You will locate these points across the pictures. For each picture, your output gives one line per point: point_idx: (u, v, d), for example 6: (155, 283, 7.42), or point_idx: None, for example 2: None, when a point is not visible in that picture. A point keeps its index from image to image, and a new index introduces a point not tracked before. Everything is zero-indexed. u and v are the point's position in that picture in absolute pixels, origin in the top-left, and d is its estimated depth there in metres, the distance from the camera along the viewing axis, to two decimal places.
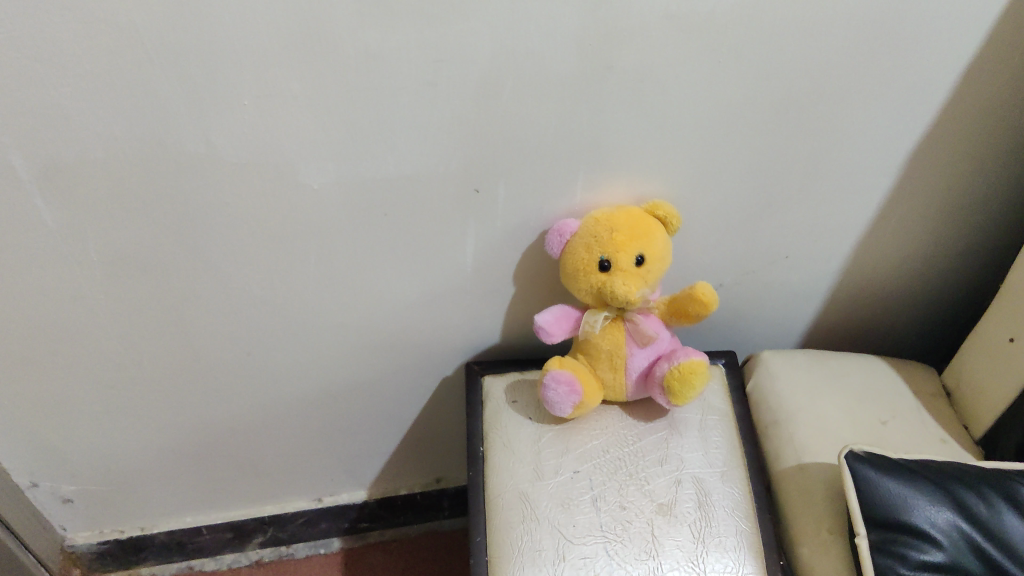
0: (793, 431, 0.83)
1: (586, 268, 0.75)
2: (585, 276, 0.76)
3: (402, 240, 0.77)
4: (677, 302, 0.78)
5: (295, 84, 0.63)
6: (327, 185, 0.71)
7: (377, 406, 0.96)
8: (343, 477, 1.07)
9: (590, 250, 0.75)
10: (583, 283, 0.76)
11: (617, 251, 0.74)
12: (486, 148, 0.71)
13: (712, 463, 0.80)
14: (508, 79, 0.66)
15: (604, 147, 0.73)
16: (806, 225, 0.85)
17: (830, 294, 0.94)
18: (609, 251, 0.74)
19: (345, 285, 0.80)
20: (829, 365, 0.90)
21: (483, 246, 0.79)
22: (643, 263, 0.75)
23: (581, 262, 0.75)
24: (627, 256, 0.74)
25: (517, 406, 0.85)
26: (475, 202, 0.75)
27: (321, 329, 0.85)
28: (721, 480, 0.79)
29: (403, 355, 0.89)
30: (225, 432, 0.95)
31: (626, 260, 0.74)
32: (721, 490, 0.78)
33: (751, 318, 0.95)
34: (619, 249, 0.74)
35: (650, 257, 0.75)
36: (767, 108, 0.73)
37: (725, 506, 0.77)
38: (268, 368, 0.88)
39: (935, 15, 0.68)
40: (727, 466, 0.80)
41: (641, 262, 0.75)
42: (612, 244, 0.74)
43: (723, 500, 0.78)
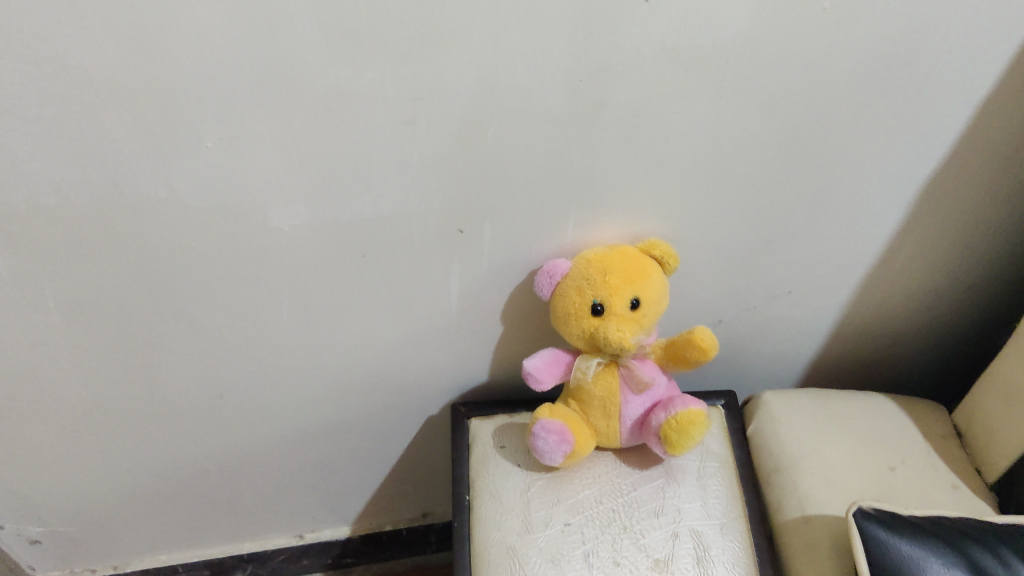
0: (797, 479, 0.78)
1: (577, 311, 0.71)
2: (576, 321, 0.71)
3: (382, 282, 0.72)
4: (675, 347, 0.73)
5: (262, 126, 0.58)
6: (300, 228, 0.66)
7: (359, 444, 0.91)
8: (325, 514, 1.02)
9: (582, 293, 0.70)
10: (574, 328, 0.72)
11: (611, 294, 0.69)
12: (470, 188, 0.66)
13: (711, 515, 0.76)
14: (494, 117, 0.61)
15: (597, 185, 0.68)
16: (810, 260, 0.81)
17: (835, 329, 0.89)
18: (603, 295, 0.70)
19: (323, 327, 0.76)
20: (834, 406, 0.85)
21: (468, 286, 0.75)
22: (638, 307, 0.71)
23: (573, 305, 0.71)
24: (622, 299, 0.70)
25: (505, 451, 0.80)
26: (460, 242, 0.70)
27: (299, 371, 0.80)
28: (721, 533, 0.74)
29: (385, 395, 0.85)
30: (199, 473, 0.90)
31: (620, 304, 0.70)
32: (721, 545, 0.74)
33: (752, 353, 0.90)
34: (613, 292, 0.70)
35: (646, 300, 0.71)
36: (771, 144, 0.68)
37: (725, 562, 0.73)
38: (243, 411, 0.83)
39: (952, 47, 0.63)
40: (727, 518, 0.76)
41: (637, 306, 0.71)
42: (606, 287, 0.70)
43: (723, 555, 0.73)
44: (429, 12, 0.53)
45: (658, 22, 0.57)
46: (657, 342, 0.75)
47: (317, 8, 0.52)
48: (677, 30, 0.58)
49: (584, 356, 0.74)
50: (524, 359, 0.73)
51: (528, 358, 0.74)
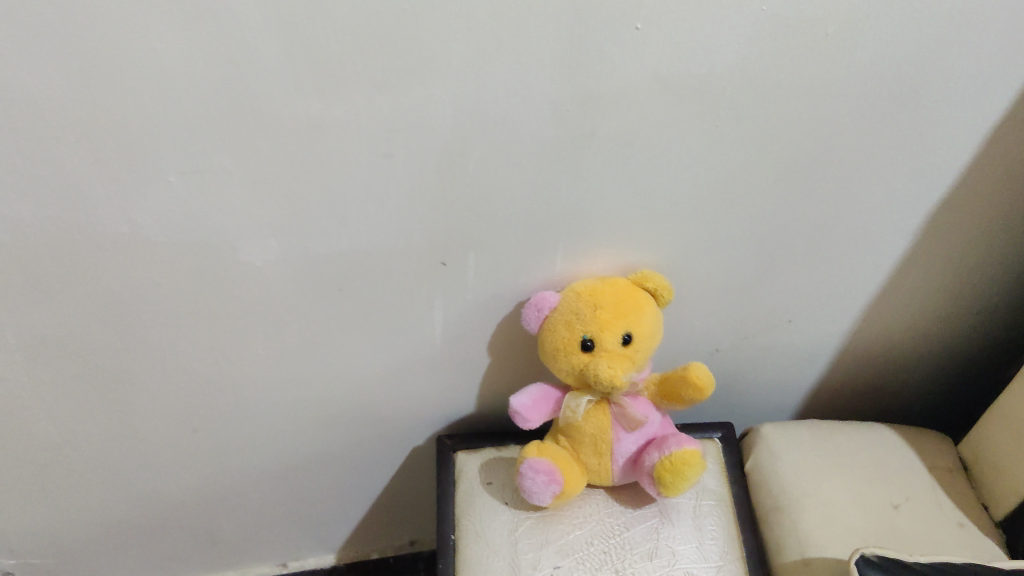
0: (798, 519, 0.75)
1: (566, 347, 0.67)
2: (565, 357, 0.68)
3: (361, 315, 0.69)
4: (669, 383, 0.70)
5: (228, 160, 0.55)
6: (272, 262, 0.62)
7: (342, 475, 0.88)
8: (309, 543, 0.99)
9: (571, 328, 0.67)
10: (563, 364, 0.68)
11: (602, 330, 0.66)
12: (453, 221, 0.63)
13: (708, 557, 0.72)
14: (476, 148, 0.58)
15: (586, 216, 0.65)
16: (810, 288, 0.77)
17: (836, 357, 0.86)
18: (593, 330, 0.66)
19: (301, 361, 0.72)
20: (835, 440, 0.82)
21: (453, 319, 0.71)
22: (630, 343, 0.67)
23: (562, 341, 0.67)
24: (613, 335, 0.66)
25: (493, 488, 0.77)
26: (442, 275, 0.67)
27: (276, 405, 0.76)
28: None
29: (368, 426, 0.81)
30: (176, 507, 0.87)
31: (611, 340, 0.66)
32: None
33: (750, 381, 0.87)
34: (604, 327, 0.66)
35: (639, 335, 0.67)
36: (770, 173, 0.65)
37: None
38: (219, 445, 0.80)
39: (961, 74, 0.60)
40: (724, 561, 0.72)
41: (629, 341, 0.67)
42: (596, 322, 0.66)
43: None
44: (403, 40, 0.50)
45: (649, 49, 0.54)
46: (650, 377, 0.72)
47: (283, 36, 0.49)
48: (670, 57, 0.54)
49: (573, 393, 0.70)
50: (510, 396, 0.70)
51: (515, 394, 0.71)
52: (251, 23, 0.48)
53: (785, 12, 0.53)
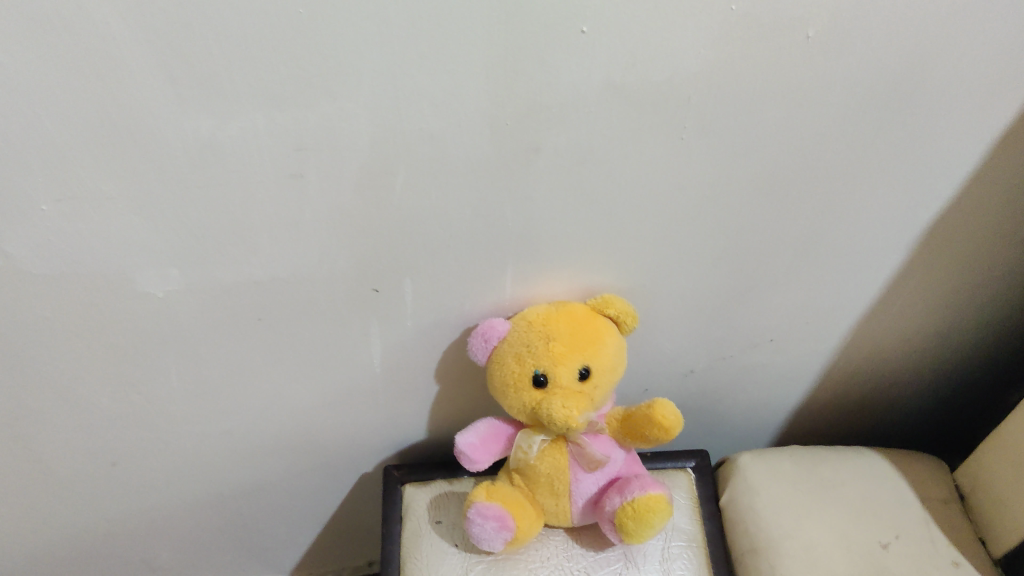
0: (776, 563, 0.68)
1: (517, 382, 0.60)
2: (516, 393, 0.60)
3: (288, 344, 0.61)
4: (633, 420, 0.62)
5: (110, 185, 0.47)
6: (176, 292, 0.55)
7: (286, 502, 0.81)
8: (259, 567, 0.92)
9: (523, 362, 0.59)
10: (513, 401, 0.61)
11: (556, 364, 0.59)
12: (383, 245, 0.55)
13: None
14: (402, 167, 0.50)
15: (536, 238, 0.57)
16: (793, 306, 0.70)
17: (822, 375, 0.79)
18: (546, 365, 0.59)
19: (225, 393, 0.65)
20: (820, 470, 0.75)
21: (392, 347, 0.64)
22: (589, 377, 0.60)
23: (512, 376, 0.60)
24: (568, 370, 0.59)
25: (441, 528, 0.70)
26: (377, 302, 0.59)
27: (203, 437, 0.69)
28: None
29: (309, 454, 0.74)
30: (105, 541, 0.79)
31: (567, 375, 0.59)
32: None
33: (727, 399, 0.80)
34: (558, 361, 0.59)
35: (598, 369, 0.60)
36: (745, 188, 0.57)
37: None
38: (143, 479, 0.73)
39: (963, 79, 0.52)
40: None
41: (587, 376, 0.60)
42: (550, 355, 0.59)
43: None
44: (303, 48, 0.42)
45: (599, 55, 0.46)
46: (613, 411, 0.64)
47: (156, 45, 0.41)
48: (624, 64, 0.47)
49: (527, 430, 0.63)
50: (455, 434, 0.63)
51: (461, 432, 0.63)
52: (116, 31, 0.40)
53: (756, 12, 0.45)
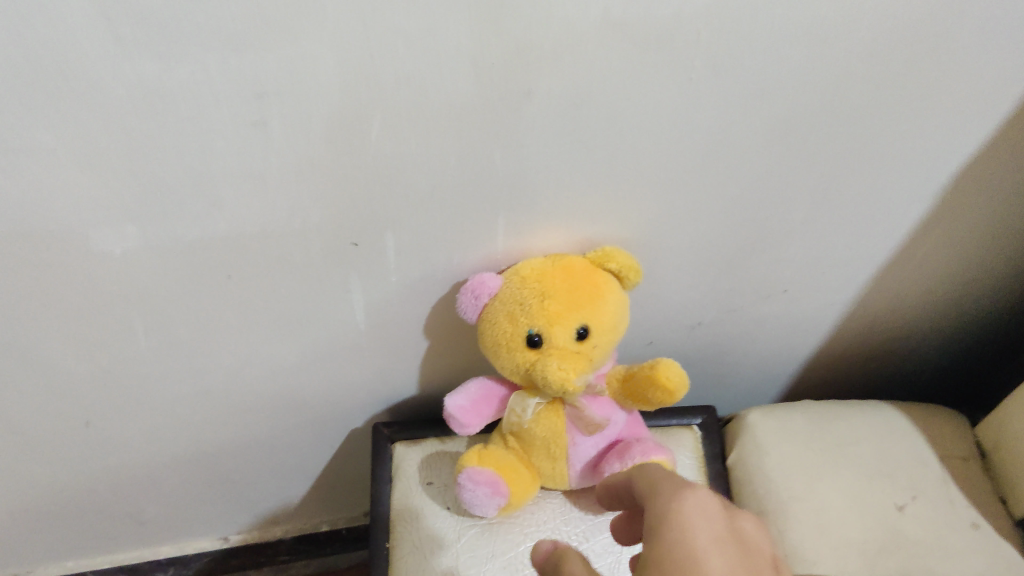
0: (785, 528, 0.65)
1: (509, 342, 0.55)
2: (509, 354, 0.56)
3: (262, 301, 0.57)
4: (634, 381, 0.58)
5: (49, 137, 0.42)
6: (136, 249, 0.50)
7: (274, 456, 0.77)
8: (250, 518, 0.90)
9: (515, 322, 0.55)
10: (506, 361, 0.57)
11: (551, 324, 0.54)
12: (360, 197, 0.50)
13: None
14: (376, 114, 0.45)
15: (529, 188, 0.52)
16: (808, 255, 0.65)
17: (836, 325, 0.74)
18: (540, 324, 0.54)
19: (200, 350, 0.61)
20: (833, 427, 0.71)
21: (375, 303, 0.59)
22: (586, 337, 0.55)
23: (504, 336, 0.56)
24: (564, 330, 0.54)
25: (432, 490, 0.66)
26: (357, 259, 0.55)
27: (180, 394, 0.66)
28: None
29: (294, 410, 0.71)
30: (87, 496, 0.76)
31: (563, 336, 0.55)
32: None
33: (736, 350, 0.76)
34: (553, 321, 0.54)
35: (597, 328, 0.55)
36: (759, 133, 0.52)
37: None
38: (120, 437, 0.69)
39: (1008, 10, 0.46)
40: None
41: (585, 336, 0.55)
42: (544, 315, 0.54)
43: None
44: None
45: None
46: (614, 370, 0.60)
47: None
48: None
49: (519, 391, 0.59)
50: (444, 397, 0.59)
51: (451, 393, 0.59)
52: None
53: None
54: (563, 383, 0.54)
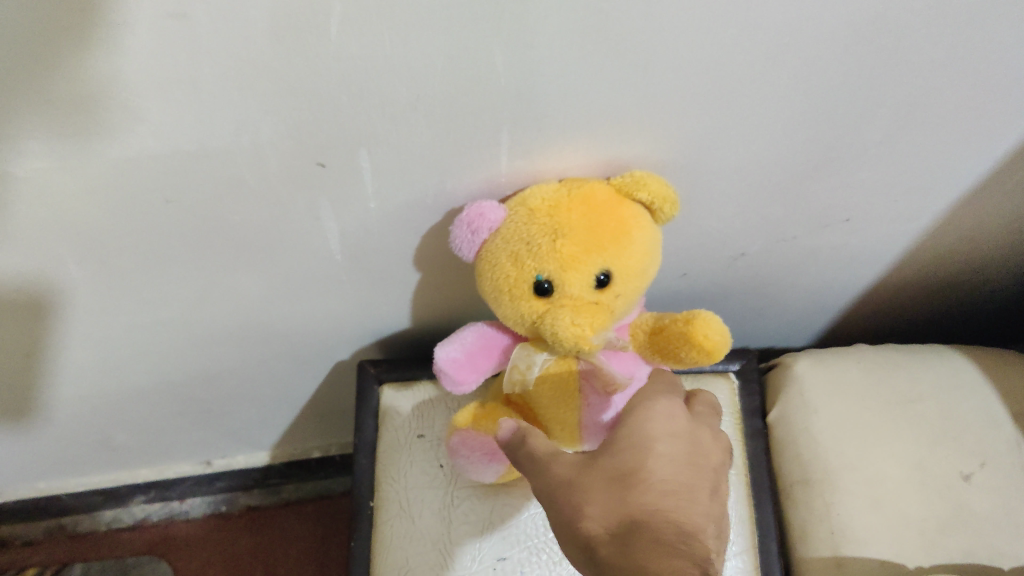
0: (831, 502, 0.57)
1: (513, 288, 0.46)
2: (512, 302, 0.46)
3: (216, 229, 0.47)
4: (666, 336, 0.48)
5: None
6: (46, 174, 0.40)
7: (252, 387, 0.69)
8: (234, 444, 0.82)
9: (520, 267, 0.45)
10: (509, 310, 0.47)
11: (564, 270, 0.44)
12: (324, 110, 0.39)
13: None
14: (337, 5, 0.34)
15: (541, 101, 0.41)
16: (878, 182, 0.54)
17: (898, 258, 0.64)
18: (551, 270, 0.44)
19: (148, 282, 0.51)
20: (894, 378, 0.60)
21: (354, 232, 0.49)
22: (609, 284, 0.45)
23: (506, 281, 0.46)
24: (580, 277, 0.44)
25: (425, 444, 0.61)
26: (328, 181, 0.44)
27: (133, 327, 0.56)
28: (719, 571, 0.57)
29: (270, 341, 0.62)
30: (43, 426, 0.68)
31: (578, 283, 0.44)
32: None
33: (781, 283, 0.65)
34: (567, 266, 0.44)
35: (622, 272, 0.45)
36: (839, 35, 0.40)
37: None
38: (71, 372, 0.60)
39: None
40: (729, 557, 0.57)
41: (606, 282, 0.45)
42: (555, 258, 0.44)
43: None
44: None
45: None
46: (641, 319, 0.50)
47: None
48: None
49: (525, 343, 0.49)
50: (435, 348, 0.50)
51: (442, 341, 0.50)
52: None
53: None
54: (576, 341, 0.45)
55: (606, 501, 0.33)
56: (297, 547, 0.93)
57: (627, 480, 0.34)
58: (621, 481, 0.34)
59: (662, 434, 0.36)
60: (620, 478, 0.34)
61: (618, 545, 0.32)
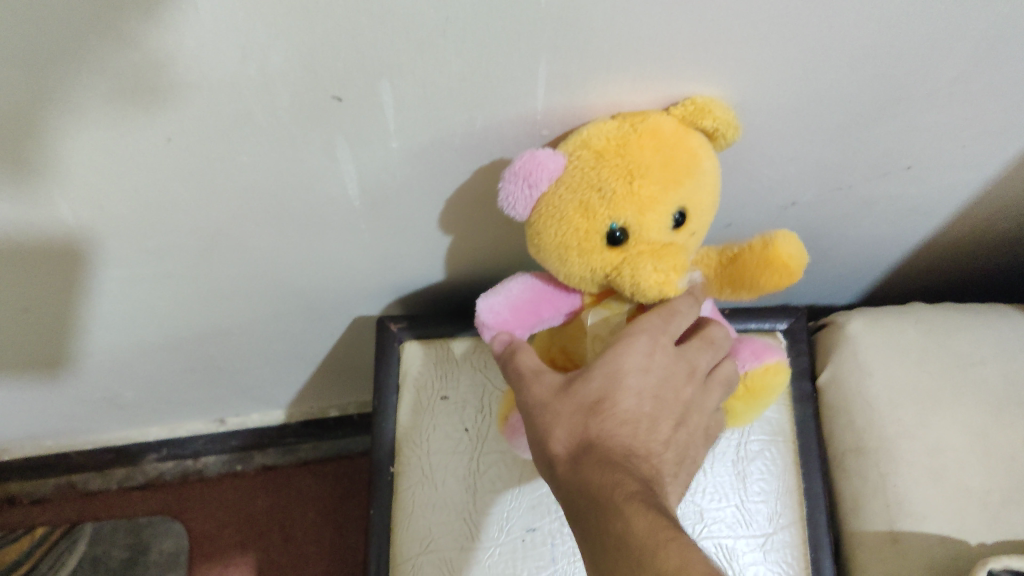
0: (887, 473, 0.53)
1: (583, 242, 0.40)
2: (582, 258, 0.41)
3: (223, 173, 0.43)
4: (737, 265, 0.43)
5: None
6: (34, 115, 0.36)
7: (267, 343, 0.66)
8: (248, 401, 0.79)
9: (592, 217, 0.39)
10: (576, 266, 0.42)
11: (643, 214, 0.39)
12: (339, 37, 0.35)
13: (749, 522, 0.55)
14: None
15: (584, 26, 0.36)
16: (949, 124, 0.49)
17: (961, 210, 0.59)
18: (627, 217, 0.39)
19: (152, 232, 0.48)
20: (954, 340, 0.56)
21: (373, 175, 0.45)
22: (684, 222, 0.41)
23: (575, 235, 0.40)
24: (659, 219, 0.39)
25: (447, 406, 0.58)
26: (343, 117, 0.40)
27: (138, 281, 0.53)
28: (762, 548, 0.54)
29: (285, 295, 0.58)
30: (47, 384, 0.65)
31: (656, 226, 0.40)
32: (764, 565, 0.54)
33: (831, 235, 0.61)
34: (645, 209, 0.39)
35: (697, 206, 0.41)
36: None
37: None
38: (74, 330, 0.57)
39: None
40: (774, 530, 0.55)
41: (681, 220, 0.41)
42: (632, 202, 0.39)
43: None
44: None
45: None
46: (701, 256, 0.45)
47: None
48: None
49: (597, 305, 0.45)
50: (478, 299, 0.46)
51: (494, 304, 0.46)
52: None
53: None
54: (660, 289, 0.40)
55: (570, 425, 0.37)
56: (314, 509, 0.90)
57: (595, 409, 0.37)
58: (589, 409, 0.37)
59: (637, 364, 0.38)
60: (588, 407, 0.37)
61: (573, 470, 0.36)
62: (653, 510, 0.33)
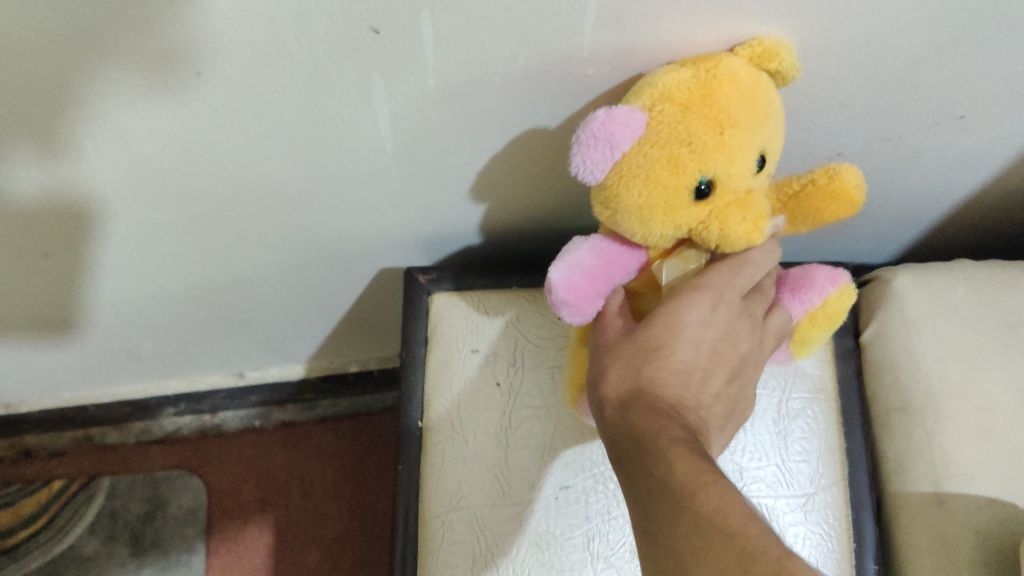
0: (933, 434, 0.52)
1: (670, 200, 0.38)
2: (667, 217, 0.39)
3: (252, 112, 0.41)
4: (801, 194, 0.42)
5: None
6: (60, 51, 0.34)
7: (289, 294, 0.64)
8: (267, 355, 0.77)
9: (682, 173, 0.37)
10: (659, 226, 0.40)
11: (733, 163, 0.37)
12: None
13: (789, 482, 0.53)
14: None
15: None
16: (1010, 72, 0.47)
17: (1012, 164, 0.56)
18: (717, 168, 0.37)
19: (177, 176, 0.46)
20: (1004, 298, 0.54)
21: (407, 115, 0.43)
22: (763, 164, 0.39)
23: (662, 195, 0.38)
24: (746, 164, 0.38)
25: (479, 359, 0.56)
26: (379, 52, 0.38)
27: (160, 228, 0.51)
28: (803, 509, 0.53)
29: (310, 243, 0.56)
30: (65, 334, 0.64)
31: (742, 173, 0.38)
32: (804, 526, 0.53)
33: (875, 187, 0.59)
34: (734, 157, 0.37)
35: (772, 145, 0.39)
36: None
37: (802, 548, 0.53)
38: (94, 278, 0.56)
39: None
40: (815, 490, 0.53)
41: (760, 163, 0.39)
42: (723, 152, 0.37)
43: (801, 539, 0.53)
44: None
45: None
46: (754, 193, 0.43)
47: None
48: None
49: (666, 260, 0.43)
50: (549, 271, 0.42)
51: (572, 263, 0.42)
52: None
53: None
54: (748, 239, 0.40)
55: (624, 369, 0.37)
56: (334, 467, 0.89)
57: (649, 355, 0.37)
58: (646, 355, 0.37)
59: (699, 317, 0.38)
60: (643, 353, 0.37)
61: (621, 414, 0.36)
62: (697, 454, 0.33)
